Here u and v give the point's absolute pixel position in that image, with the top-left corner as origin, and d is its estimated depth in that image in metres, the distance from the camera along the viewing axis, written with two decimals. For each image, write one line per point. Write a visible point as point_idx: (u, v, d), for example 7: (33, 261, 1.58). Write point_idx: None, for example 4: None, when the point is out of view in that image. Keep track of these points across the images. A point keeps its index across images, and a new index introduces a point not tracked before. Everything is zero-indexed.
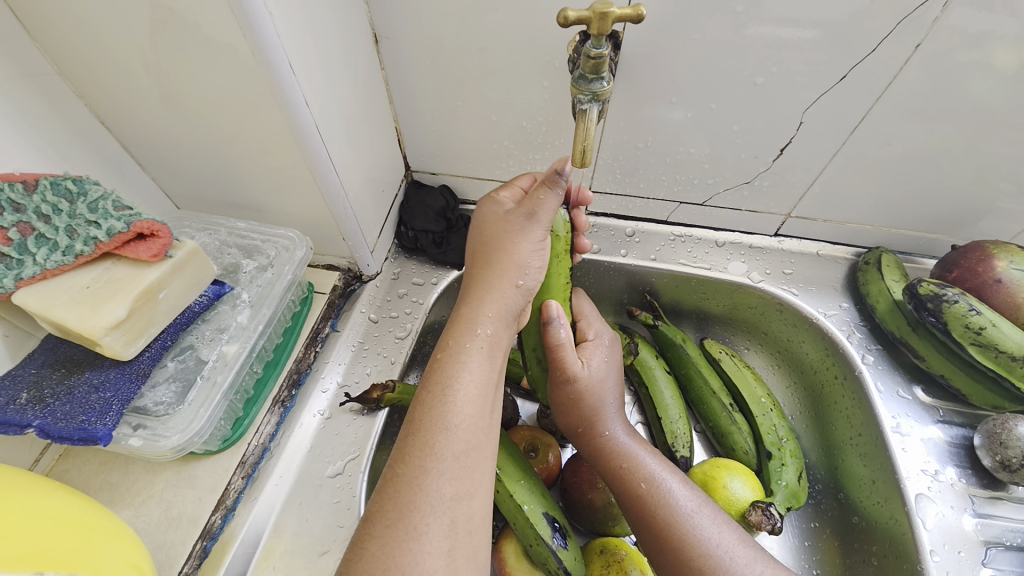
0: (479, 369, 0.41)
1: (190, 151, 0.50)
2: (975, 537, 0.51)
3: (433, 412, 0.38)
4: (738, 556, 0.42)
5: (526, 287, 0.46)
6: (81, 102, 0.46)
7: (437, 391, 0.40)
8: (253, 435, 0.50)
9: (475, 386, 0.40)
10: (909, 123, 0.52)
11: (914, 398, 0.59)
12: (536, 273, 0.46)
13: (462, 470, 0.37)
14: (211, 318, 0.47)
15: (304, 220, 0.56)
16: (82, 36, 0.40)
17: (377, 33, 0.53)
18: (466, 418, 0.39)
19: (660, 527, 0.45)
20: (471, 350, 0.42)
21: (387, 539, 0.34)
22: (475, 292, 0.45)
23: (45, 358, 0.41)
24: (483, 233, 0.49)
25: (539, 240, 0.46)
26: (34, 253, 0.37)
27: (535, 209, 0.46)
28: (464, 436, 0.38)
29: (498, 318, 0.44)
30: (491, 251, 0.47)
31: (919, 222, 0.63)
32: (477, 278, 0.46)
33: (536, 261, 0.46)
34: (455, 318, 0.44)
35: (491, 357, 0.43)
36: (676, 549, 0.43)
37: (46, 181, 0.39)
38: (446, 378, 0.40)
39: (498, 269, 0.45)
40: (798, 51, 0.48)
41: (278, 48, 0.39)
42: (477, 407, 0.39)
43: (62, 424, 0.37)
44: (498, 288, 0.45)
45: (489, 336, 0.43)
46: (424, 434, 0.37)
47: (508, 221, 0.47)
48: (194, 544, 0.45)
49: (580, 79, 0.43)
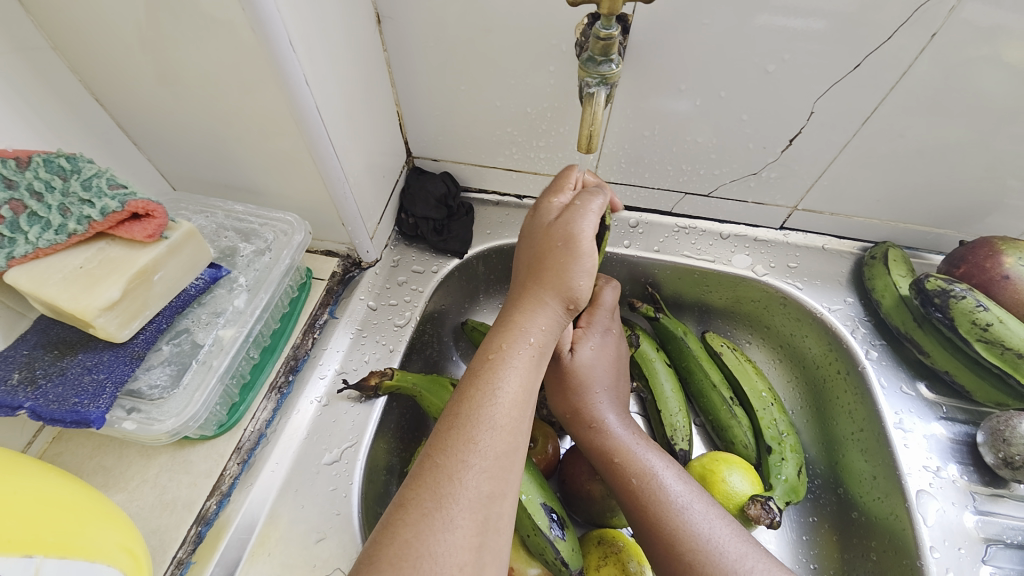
0: (526, 375, 0.42)
1: (187, 131, 0.49)
2: (975, 534, 0.51)
3: (479, 409, 0.39)
4: (728, 551, 0.42)
5: (574, 309, 0.47)
6: (75, 78, 0.45)
7: (484, 391, 0.40)
8: (249, 420, 0.50)
9: (519, 391, 0.41)
10: (920, 116, 0.51)
11: (917, 395, 0.58)
12: (586, 294, 0.46)
13: (499, 470, 0.37)
14: (207, 302, 0.46)
15: (302, 204, 0.55)
16: (75, 9, 0.39)
17: (379, 13, 0.52)
18: (510, 420, 0.39)
19: (652, 523, 0.44)
20: (520, 355, 0.43)
21: (422, 526, 0.33)
22: (528, 302, 0.46)
23: (37, 339, 0.40)
24: (535, 244, 0.48)
25: (588, 257, 0.45)
26: (26, 232, 0.36)
27: (580, 227, 0.46)
28: (507, 436, 0.38)
29: (547, 331, 0.45)
30: (542, 266, 0.47)
31: (927, 218, 0.62)
32: (528, 289, 0.47)
33: (586, 283, 0.45)
34: (506, 325, 0.45)
35: (537, 366, 0.43)
36: (669, 546, 0.43)
37: (39, 158, 0.38)
38: (492, 378, 0.41)
39: (549, 283, 0.46)
40: (809, 42, 0.47)
41: (279, 23, 0.38)
42: (522, 411, 0.40)
43: (54, 406, 0.36)
44: (550, 304, 0.46)
45: (538, 346, 0.44)
46: (469, 430, 0.38)
47: (555, 238, 0.46)
48: (190, 529, 0.44)
49: (589, 61, 0.42)
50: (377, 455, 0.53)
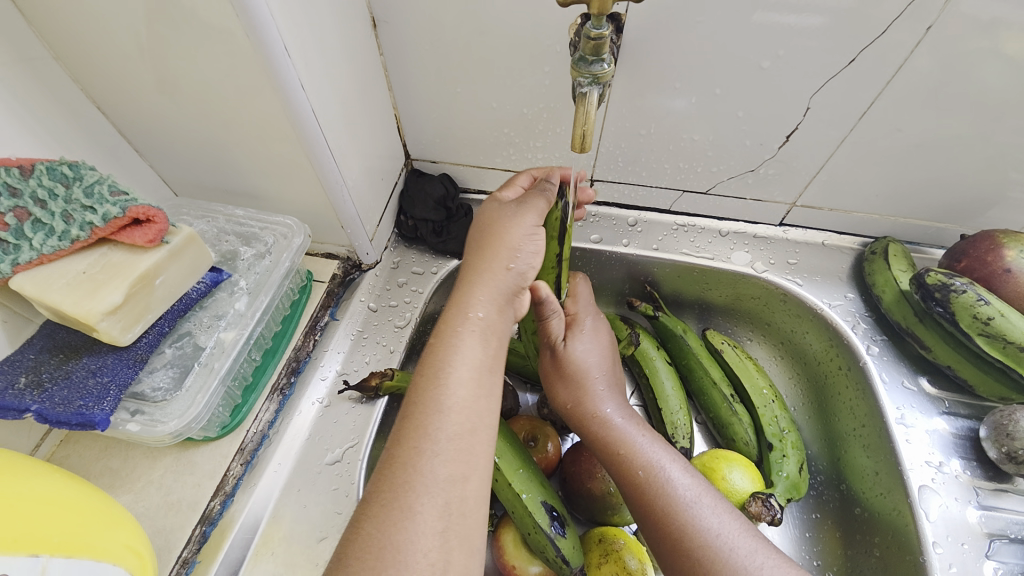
0: (472, 352, 0.42)
1: (186, 138, 0.50)
2: (979, 529, 0.50)
3: (427, 395, 0.39)
4: (739, 547, 0.41)
5: (516, 268, 0.47)
6: (77, 87, 0.46)
7: (432, 375, 0.40)
8: (252, 421, 0.50)
9: (469, 370, 0.41)
10: (917, 111, 0.51)
11: (919, 389, 0.57)
12: (528, 254, 0.48)
13: (456, 452, 0.37)
14: (208, 305, 0.47)
15: (301, 207, 0.55)
16: (81, 25, 0.40)
17: (374, 17, 0.52)
18: (461, 400, 0.39)
19: (660, 520, 0.44)
20: (464, 334, 0.43)
21: (383, 517, 0.34)
22: (470, 280, 0.47)
23: (43, 343, 0.41)
24: (477, 228, 0.51)
25: (529, 226, 0.49)
26: (30, 239, 0.37)
27: (527, 203, 0.51)
28: (458, 417, 0.38)
29: (490, 301, 0.45)
30: (484, 241, 0.49)
31: (929, 212, 0.61)
32: (472, 267, 0.48)
33: (525, 243, 0.48)
34: (451, 302, 0.46)
35: (485, 341, 0.43)
36: (676, 537, 0.43)
37: (42, 166, 0.39)
38: (439, 362, 0.41)
39: (488, 257, 0.47)
40: (804, 39, 0.47)
41: (274, 30, 0.39)
42: (472, 391, 0.40)
43: (60, 409, 0.37)
44: (490, 275, 0.46)
45: (480, 319, 0.44)
46: (418, 416, 0.38)
47: (499, 213, 0.50)
48: (194, 529, 0.45)
49: (580, 61, 0.40)
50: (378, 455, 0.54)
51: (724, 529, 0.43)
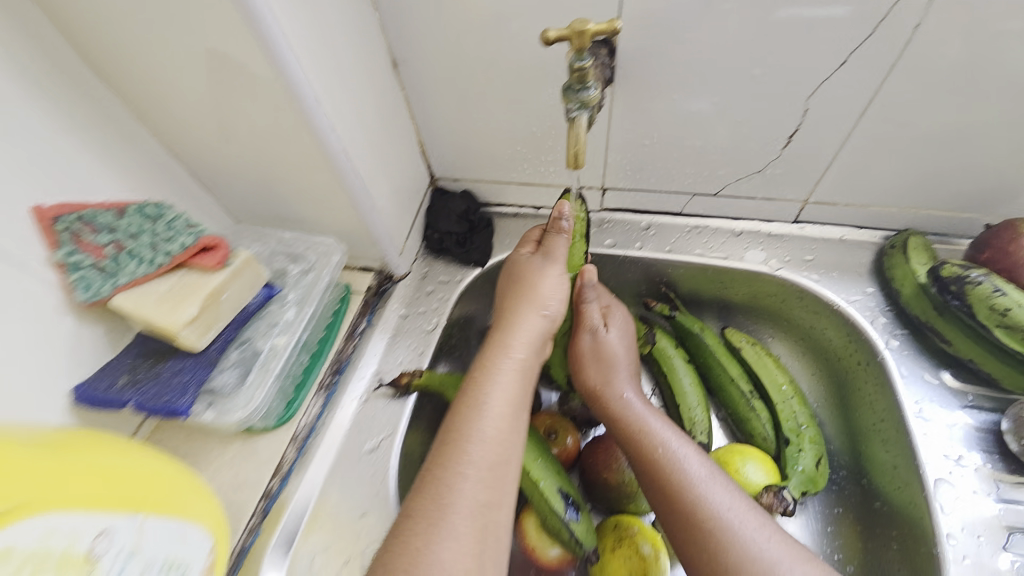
0: (510, 390, 0.48)
1: (242, 174, 0.58)
2: (997, 521, 0.50)
3: (469, 425, 0.45)
4: (747, 520, 0.43)
5: (549, 316, 0.54)
6: (154, 139, 0.54)
7: (474, 407, 0.46)
8: (302, 414, 0.57)
9: (506, 406, 0.47)
10: (925, 101, 0.51)
11: (940, 382, 0.57)
12: (558, 301, 0.55)
13: (493, 479, 0.43)
14: (264, 315, 0.55)
15: (338, 230, 0.63)
16: (160, 94, 0.49)
17: (395, 58, 0.59)
18: (500, 432, 0.45)
19: (672, 497, 0.46)
20: (503, 372, 0.49)
21: (426, 534, 0.39)
22: (507, 324, 0.53)
23: (138, 350, 0.51)
24: (507, 275, 0.58)
25: (560, 277, 0.55)
26: (126, 266, 0.46)
27: (552, 252, 0.56)
28: (496, 448, 0.44)
29: (527, 345, 0.52)
30: (518, 287, 0.56)
31: (951, 202, 0.60)
32: (507, 309, 0.55)
33: (558, 295, 0.55)
34: (492, 344, 0.52)
35: (520, 381, 0.49)
36: (687, 514, 0.44)
37: (133, 207, 0.50)
38: (481, 396, 0.47)
39: (525, 303, 0.54)
40: (833, 29, 0.47)
41: (305, 85, 0.46)
42: (508, 424, 0.46)
43: (153, 401, 0.47)
44: (527, 319, 0.53)
45: (519, 361, 0.50)
46: (460, 443, 0.43)
47: (532, 262, 0.57)
48: (256, 504, 0.52)
49: (569, 89, 0.45)
50: (411, 446, 0.61)
51: (728, 503, 0.44)
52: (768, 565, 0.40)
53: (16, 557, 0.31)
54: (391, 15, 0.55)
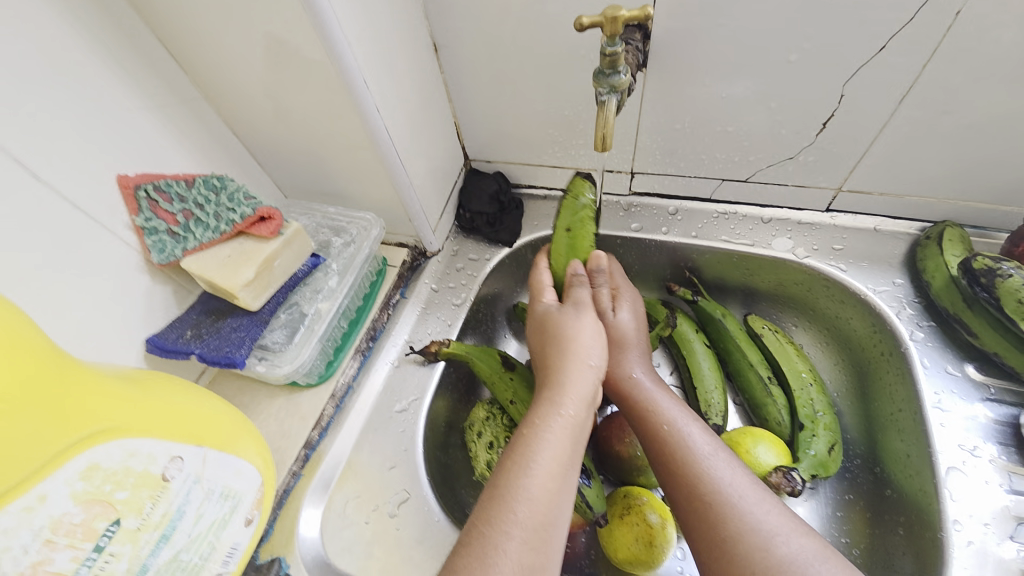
0: (558, 446, 0.44)
1: (294, 152, 0.63)
2: (1006, 511, 0.50)
3: (513, 481, 0.42)
4: (746, 495, 0.44)
5: (596, 367, 0.51)
6: (220, 119, 0.60)
7: (520, 462, 0.43)
8: (341, 374, 0.63)
9: (554, 464, 0.43)
10: (970, 87, 0.50)
11: (963, 375, 0.57)
12: (598, 353, 0.52)
13: (535, 541, 0.39)
14: (309, 282, 0.60)
15: (378, 205, 0.67)
16: (225, 75, 0.54)
17: (436, 42, 0.62)
18: (545, 492, 0.42)
19: (675, 475, 0.48)
20: (552, 427, 0.45)
21: None
22: (554, 377, 0.50)
23: (202, 308, 0.56)
24: (540, 330, 0.57)
25: (592, 326, 0.54)
26: (194, 232, 0.52)
27: (582, 301, 0.56)
28: (540, 508, 0.41)
29: (576, 399, 0.48)
30: (558, 339, 0.53)
31: (993, 194, 0.59)
32: (554, 362, 0.52)
33: (599, 345, 0.52)
34: (539, 398, 0.49)
35: (569, 437, 0.46)
36: (691, 488, 0.46)
37: (200, 179, 0.55)
38: (528, 451, 0.44)
39: (570, 355, 0.51)
40: (885, 11, 0.46)
41: (354, 68, 0.50)
42: (558, 483, 0.42)
43: (214, 353, 0.51)
44: (576, 373, 0.50)
45: (570, 418, 0.47)
46: (504, 499, 0.41)
47: (567, 313, 0.55)
48: (300, 451, 0.58)
49: (600, 74, 0.47)
50: (437, 412, 0.64)
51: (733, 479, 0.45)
52: (769, 536, 0.41)
53: (99, 474, 0.34)
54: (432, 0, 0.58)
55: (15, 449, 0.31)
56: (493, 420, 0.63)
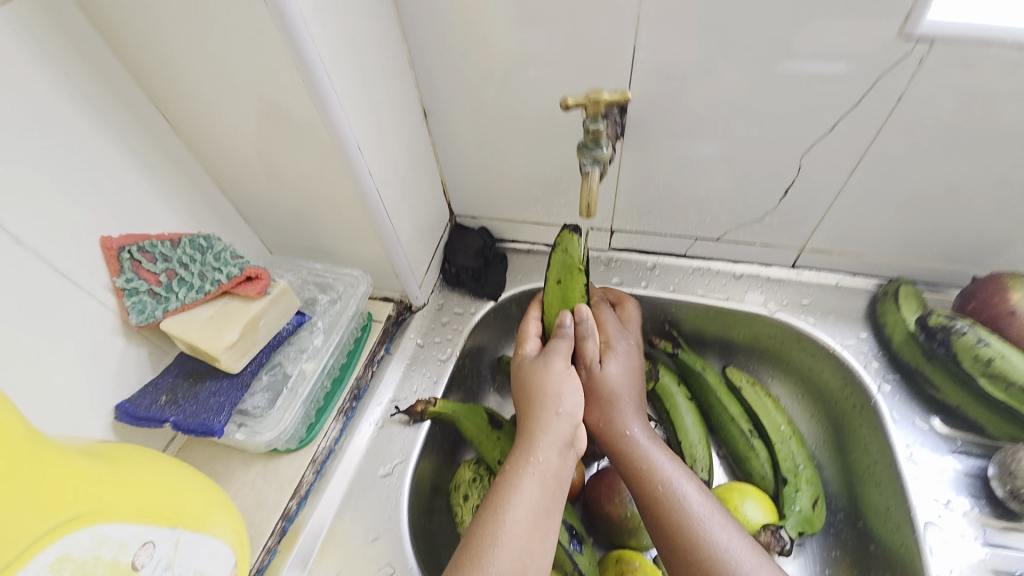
0: (530, 495, 0.45)
1: (283, 211, 0.63)
2: (984, 564, 0.53)
3: (485, 530, 0.42)
4: (745, 561, 0.45)
5: (567, 415, 0.49)
6: (210, 177, 0.60)
7: (491, 509, 0.44)
8: (322, 438, 0.60)
9: (526, 513, 0.44)
10: (909, 160, 0.56)
11: (930, 428, 0.60)
12: (571, 404, 0.50)
13: None
14: (294, 342, 0.59)
15: (366, 262, 0.68)
16: (218, 137, 0.55)
17: (426, 109, 0.66)
18: (514, 540, 0.42)
19: (672, 536, 0.47)
20: (525, 476, 0.45)
21: None
22: (529, 424, 0.49)
23: (178, 369, 0.54)
24: (517, 382, 0.54)
25: (563, 373, 0.51)
26: (177, 292, 0.51)
27: (551, 352, 0.53)
28: (510, 557, 0.41)
29: (549, 447, 0.47)
30: (530, 388, 0.52)
31: (939, 254, 0.64)
32: (529, 410, 0.51)
33: (571, 394, 0.50)
34: (514, 447, 0.48)
35: (543, 486, 0.45)
36: (686, 551, 0.46)
37: (186, 239, 0.54)
38: (501, 499, 0.44)
39: (539, 404, 0.50)
40: (821, 85, 0.52)
41: (350, 134, 0.51)
42: (529, 533, 0.43)
43: (190, 420, 0.50)
44: (549, 423, 0.49)
45: (543, 465, 0.46)
46: (475, 549, 0.42)
47: (536, 365, 0.53)
48: (275, 523, 0.55)
49: (584, 147, 0.50)
50: (422, 475, 0.62)
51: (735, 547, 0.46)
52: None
53: (68, 566, 0.32)
54: (425, 72, 0.62)
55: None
56: (481, 481, 0.60)
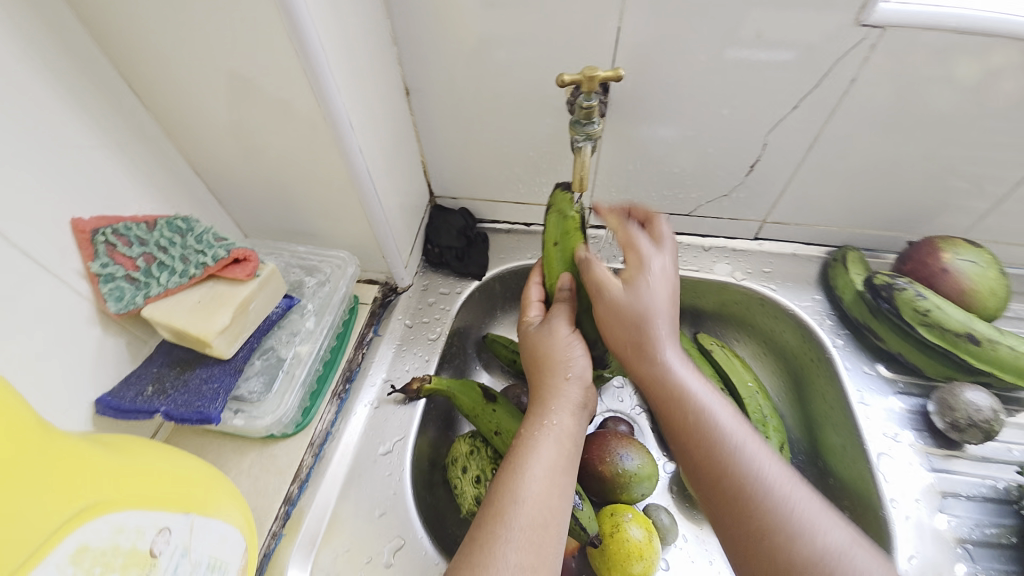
0: (547, 455, 0.47)
1: (260, 192, 0.61)
2: (933, 488, 0.61)
3: (505, 488, 0.45)
4: (790, 489, 0.43)
5: (577, 378, 0.52)
6: (181, 157, 0.57)
7: (510, 470, 0.47)
8: (317, 421, 0.60)
9: (545, 471, 0.46)
10: (858, 138, 0.62)
11: (877, 373, 0.68)
12: (579, 365, 0.53)
13: (530, 543, 0.42)
14: (284, 325, 0.57)
15: (351, 244, 0.67)
16: (191, 113, 0.52)
17: (408, 87, 0.65)
18: (536, 495, 0.45)
19: (713, 471, 0.45)
20: (540, 438, 0.48)
21: None
22: (541, 392, 0.53)
23: (162, 359, 0.52)
24: (526, 350, 0.57)
25: (568, 337, 0.54)
26: (157, 277, 0.49)
27: (553, 317, 0.55)
28: (533, 511, 0.44)
29: (561, 410, 0.51)
30: (539, 356, 0.55)
31: (880, 222, 0.72)
32: (540, 380, 0.54)
33: (580, 356, 0.53)
34: (527, 414, 0.52)
35: (559, 445, 0.48)
36: (728, 482, 0.44)
37: (163, 222, 0.52)
38: (519, 460, 0.47)
39: (550, 372, 0.53)
40: (785, 74, 0.57)
41: (342, 110, 0.50)
42: (549, 488, 0.46)
43: (183, 408, 0.48)
44: (559, 388, 0.52)
45: (557, 427, 0.49)
46: (497, 506, 0.44)
47: (541, 331, 0.56)
48: (278, 508, 0.54)
49: (576, 123, 0.52)
50: (421, 449, 0.63)
51: (774, 475, 0.43)
52: (835, 556, 0.39)
53: (89, 556, 0.30)
54: (407, 48, 0.61)
55: (9, 532, 0.27)
56: (478, 453, 0.61)
